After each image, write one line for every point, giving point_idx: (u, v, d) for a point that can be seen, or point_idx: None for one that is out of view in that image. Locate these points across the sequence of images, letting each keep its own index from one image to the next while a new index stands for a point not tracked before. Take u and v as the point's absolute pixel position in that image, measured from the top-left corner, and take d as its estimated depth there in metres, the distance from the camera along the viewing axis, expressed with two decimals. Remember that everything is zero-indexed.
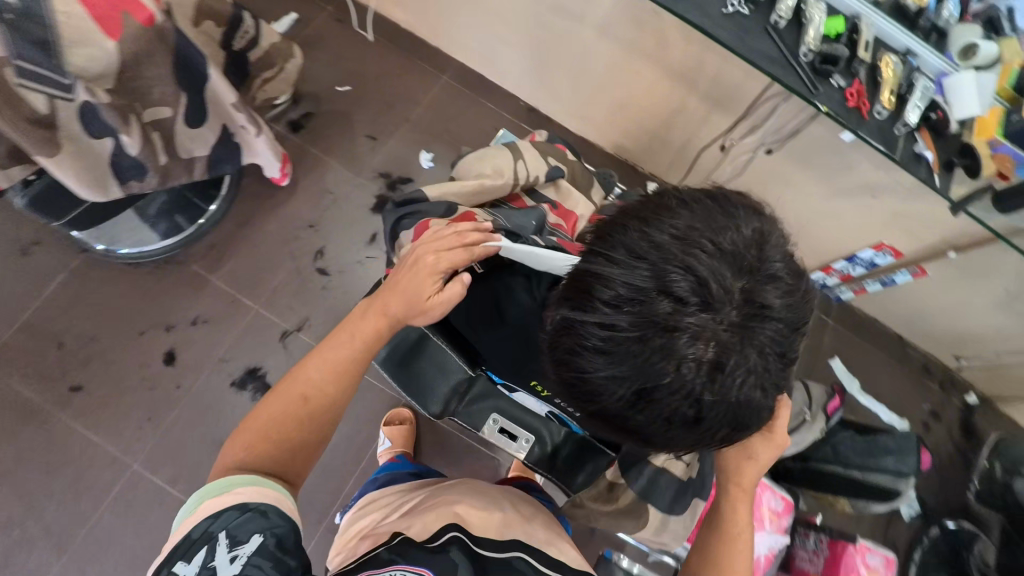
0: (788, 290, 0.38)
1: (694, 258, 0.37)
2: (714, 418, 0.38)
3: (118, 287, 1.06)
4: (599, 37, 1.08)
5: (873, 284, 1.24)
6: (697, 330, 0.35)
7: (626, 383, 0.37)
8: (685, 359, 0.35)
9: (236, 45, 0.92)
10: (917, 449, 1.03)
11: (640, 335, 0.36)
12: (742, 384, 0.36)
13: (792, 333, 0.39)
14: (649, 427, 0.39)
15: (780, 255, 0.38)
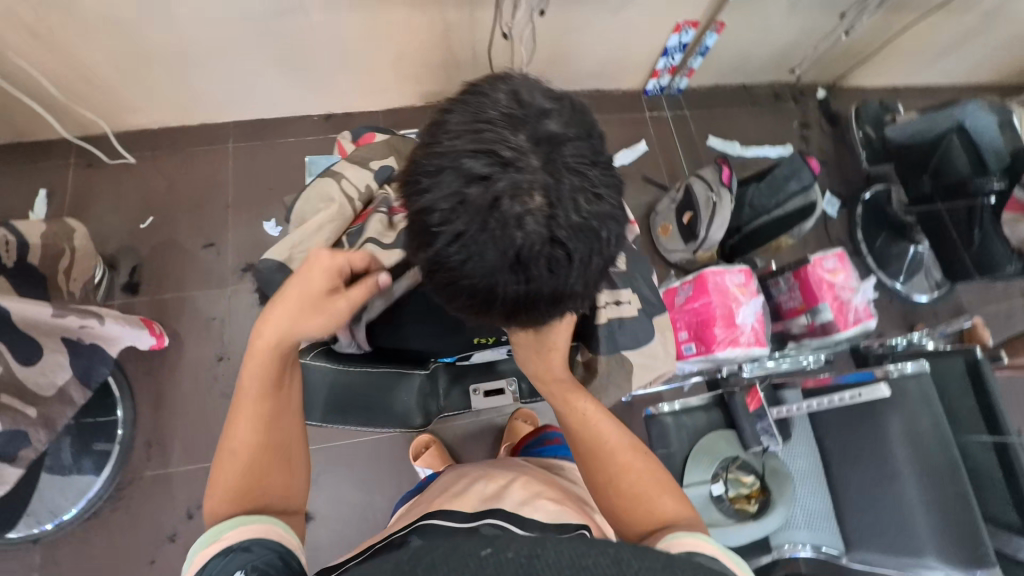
0: (561, 114, 0.39)
1: (473, 142, 0.37)
2: (584, 249, 0.39)
3: (94, 543, 0.99)
4: (333, 20, 1.03)
5: (695, 60, 1.32)
6: (511, 188, 0.36)
7: (498, 269, 0.38)
8: (521, 216, 0.36)
9: (8, 261, 0.85)
10: (806, 160, 1.12)
11: (477, 225, 0.37)
12: (579, 204, 0.37)
13: (592, 144, 0.39)
14: (547, 292, 0.40)
15: (538, 96, 0.39)
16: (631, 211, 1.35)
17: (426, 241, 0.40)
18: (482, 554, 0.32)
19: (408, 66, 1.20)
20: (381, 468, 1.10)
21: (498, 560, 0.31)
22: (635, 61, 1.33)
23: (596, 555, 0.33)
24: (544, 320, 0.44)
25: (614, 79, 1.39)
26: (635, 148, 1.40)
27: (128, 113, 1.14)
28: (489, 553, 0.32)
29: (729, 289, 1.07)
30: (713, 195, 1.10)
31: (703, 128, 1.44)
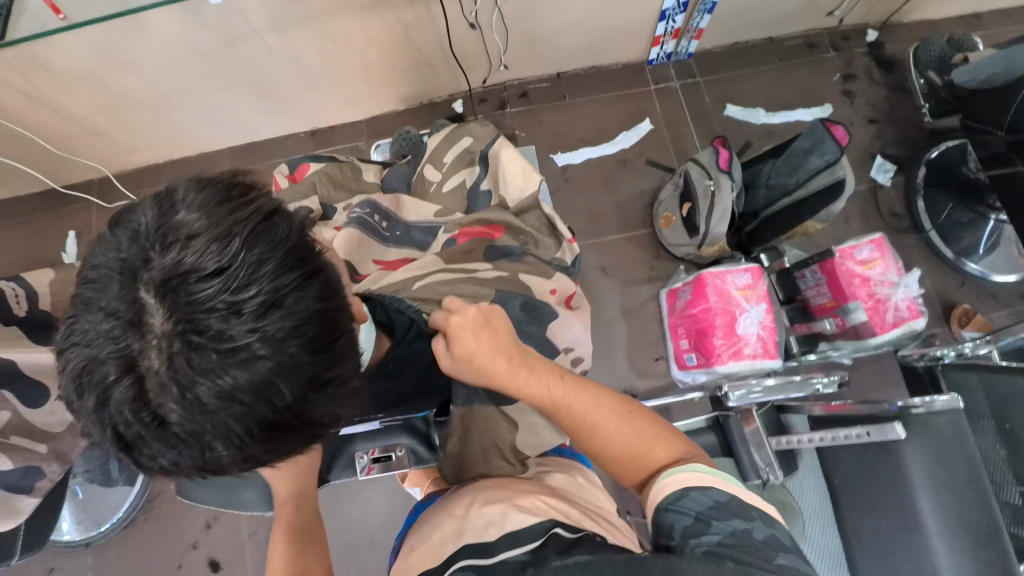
0: (196, 259, 0.34)
1: (94, 288, 0.35)
2: (210, 417, 0.34)
3: (133, 547, 1.12)
4: (286, 40, 1.00)
5: (701, 18, 1.14)
6: (114, 358, 0.33)
7: (117, 429, 0.36)
8: (118, 382, 0.34)
9: (19, 312, 0.93)
10: (830, 129, 0.93)
11: (90, 383, 0.35)
12: (181, 376, 0.33)
13: (231, 294, 0.34)
14: (202, 457, 0.37)
15: (181, 234, 0.35)
16: (632, 202, 1.22)
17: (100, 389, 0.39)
18: None
19: (377, 73, 1.16)
20: (375, 483, 1.13)
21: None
22: (629, 29, 1.17)
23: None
24: (247, 470, 0.41)
25: (609, 52, 1.24)
26: (636, 128, 1.25)
27: (130, 152, 1.22)
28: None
29: (730, 294, 0.93)
30: (710, 183, 0.95)
31: (719, 96, 1.25)
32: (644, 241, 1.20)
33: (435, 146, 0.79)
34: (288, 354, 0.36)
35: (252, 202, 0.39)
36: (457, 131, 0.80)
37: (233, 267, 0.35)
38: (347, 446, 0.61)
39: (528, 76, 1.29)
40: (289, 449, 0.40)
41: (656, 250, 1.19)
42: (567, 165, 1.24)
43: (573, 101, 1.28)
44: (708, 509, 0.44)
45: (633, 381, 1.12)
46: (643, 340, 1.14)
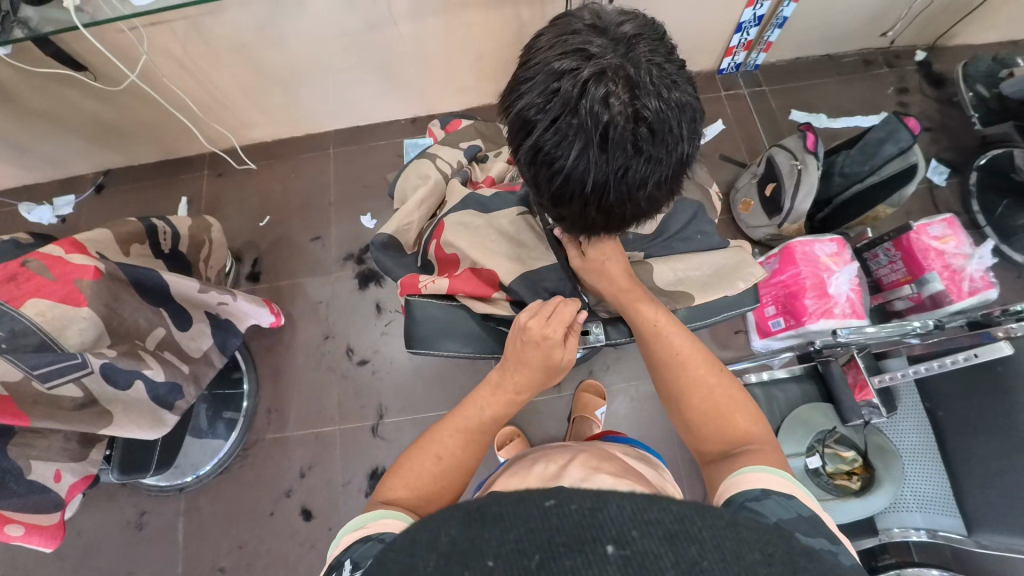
0: (640, 21, 0.40)
1: (561, 42, 0.39)
2: (671, 130, 0.38)
3: (227, 495, 1.14)
4: (419, 27, 1.12)
5: (773, 32, 1.29)
6: (600, 74, 0.37)
7: (589, 151, 0.38)
8: (609, 97, 0.37)
9: (165, 248, 1.00)
10: (903, 119, 1.04)
11: (569, 112, 0.37)
12: (660, 89, 0.37)
13: (667, 47, 0.40)
14: (632, 182, 0.40)
15: (617, 8, 0.40)
16: None
17: (522, 137, 0.41)
18: (546, 505, 0.28)
19: (485, 65, 1.29)
20: None
21: (560, 511, 0.27)
22: (708, 39, 1.32)
23: (661, 510, 0.27)
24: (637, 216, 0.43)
25: (686, 61, 1.39)
26: (711, 127, 1.38)
27: (249, 127, 1.33)
28: (550, 502, 0.28)
29: (819, 259, 1.02)
30: (797, 163, 1.06)
31: (785, 102, 1.38)
32: (721, 226, 1.30)
33: None
34: (696, 102, 0.41)
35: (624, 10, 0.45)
36: None
37: (659, 33, 0.40)
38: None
39: None
40: (660, 204, 0.44)
41: (732, 234, 1.29)
42: None
43: None
44: (791, 520, 0.41)
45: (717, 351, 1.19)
46: None
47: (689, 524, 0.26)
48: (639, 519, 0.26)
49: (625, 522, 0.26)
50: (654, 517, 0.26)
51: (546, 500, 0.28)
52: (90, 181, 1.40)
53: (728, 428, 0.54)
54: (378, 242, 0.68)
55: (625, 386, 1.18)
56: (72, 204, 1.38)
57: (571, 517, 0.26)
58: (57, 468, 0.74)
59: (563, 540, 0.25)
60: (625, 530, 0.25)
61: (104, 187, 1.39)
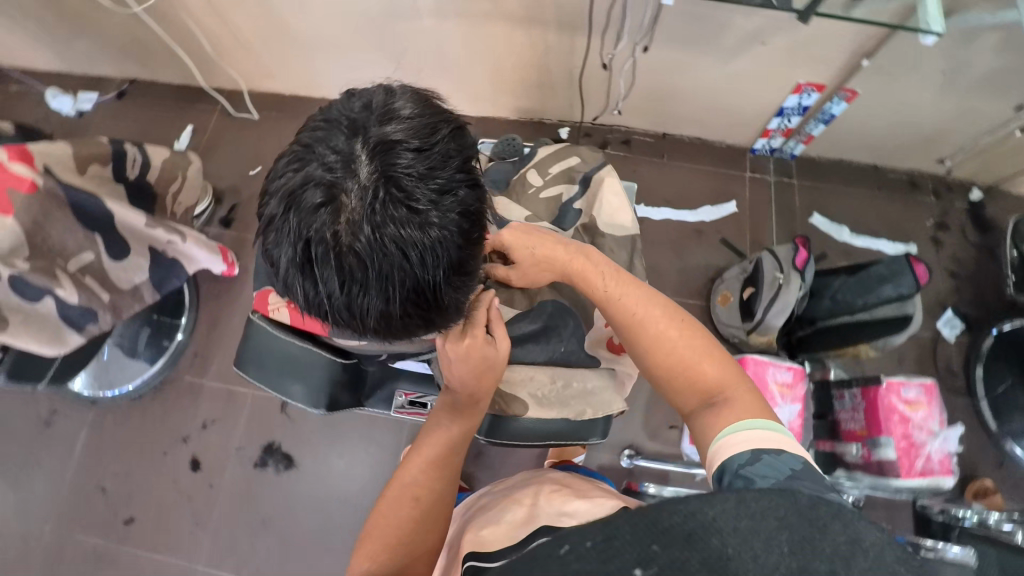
0: (413, 133, 0.36)
1: (315, 133, 0.36)
2: (388, 265, 0.35)
3: (132, 421, 1.17)
4: (440, 24, 1.08)
5: (816, 126, 1.18)
6: (322, 186, 0.34)
7: (296, 259, 0.36)
8: (319, 211, 0.34)
9: (130, 175, 1.02)
10: (912, 263, 0.93)
11: (287, 213, 0.36)
12: (382, 219, 0.34)
13: (436, 169, 0.36)
14: (346, 303, 0.37)
15: (403, 110, 0.37)
16: (695, 271, 1.24)
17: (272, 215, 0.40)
18: (559, 550, 0.29)
19: (505, 79, 1.24)
20: (368, 444, 1.15)
21: (576, 554, 0.28)
22: (744, 114, 1.22)
23: (669, 515, 0.29)
24: (371, 333, 0.41)
25: (717, 129, 1.29)
26: (722, 206, 1.29)
27: (266, 78, 1.34)
28: (567, 550, 0.28)
29: (767, 385, 0.93)
30: (780, 276, 0.97)
31: (809, 203, 1.27)
32: (695, 312, 1.21)
33: (544, 157, 0.83)
34: (455, 235, 0.37)
35: (450, 108, 0.41)
36: (567, 149, 0.85)
37: (433, 150, 0.36)
38: (392, 381, 0.66)
39: (636, 127, 1.35)
40: (406, 328, 0.41)
41: (704, 323, 1.20)
42: (645, 218, 1.29)
43: (670, 162, 1.33)
44: (788, 477, 0.43)
45: (643, 440, 1.12)
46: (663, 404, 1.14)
47: (701, 517, 0.29)
48: (656, 532, 0.28)
49: (648, 540, 0.28)
50: (670, 526, 0.29)
51: (558, 547, 0.29)
52: (114, 86, 1.44)
53: (694, 380, 0.55)
54: None
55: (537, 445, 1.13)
56: (92, 103, 1.43)
57: (591, 552, 0.28)
58: None
59: None
60: (645, 549, 0.28)
61: (125, 95, 1.43)
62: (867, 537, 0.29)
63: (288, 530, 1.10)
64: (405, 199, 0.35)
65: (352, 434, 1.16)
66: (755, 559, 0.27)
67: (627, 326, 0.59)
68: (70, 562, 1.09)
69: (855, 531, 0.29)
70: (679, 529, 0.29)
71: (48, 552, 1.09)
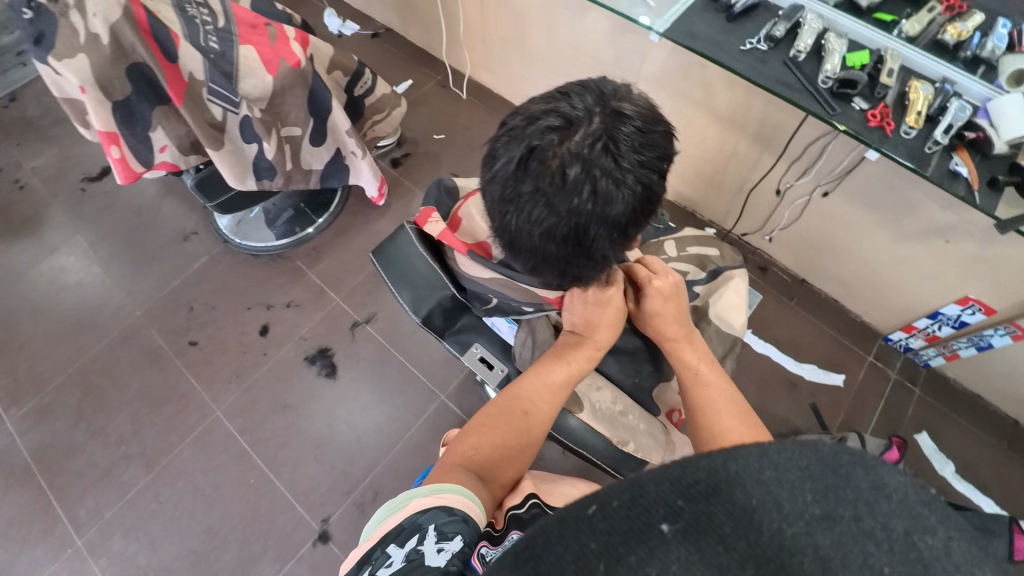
0: (641, 115, 0.43)
1: (569, 83, 0.44)
2: (580, 196, 0.41)
3: (240, 271, 1.35)
4: (650, 92, 1.20)
5: (965, 346, 1.10)
6: (561, 118, 0.41)
7: (511, 162, 0.42)
8: (550, 134, 0.41)
9: (356, 91, 1.23)
10: (1011, 529, 0.85)
11: (521, 126, 0.42)
12: (594, 160, 0.40)
13: (647, 150, 0.42)
14: (525, 215, 0.43)
15: (638, 98, 0.44)
16: (769, 418, 1.18)
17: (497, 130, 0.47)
18: (582, 512, 0.18)
19: (679, 162, 1.32)
20: (399, 395, 1.22)
21: (604, 517, 0.17)
22: (892, 300, 1.18)
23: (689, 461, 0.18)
24: (525, 251, 0.46)
25: (857, 301, 1.25)
26: (827, 374, 1.22)
27: (488, 72, 1.54)
28: (594, 509, 0.18)
29: None
30: None
31: (923, 418, 1.17)
32: None
33: (687, 236, 0.87)
34: (634, 203, 0.43)
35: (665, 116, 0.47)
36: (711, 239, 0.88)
37: (650, 132, 0.43)
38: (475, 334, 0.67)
39: (778, 260, 1.34)
40: (551, 261, 0.46)
41: None
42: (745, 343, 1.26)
43: (795, 308, 1.30)
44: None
45: None
46: None
47: (718, 464, 0.18)
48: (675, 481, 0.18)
49: (668, 491, 0.18)
50: (693, 477, 0.18)
51: (582, 507, 0.18)
52: (375, 27, 1.73)
53: None
54: None
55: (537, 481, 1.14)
56: (352, 32, 1.73)
57: (617, 517, 0.17)
58: (166, 144, 0.95)
59: (619, 543, 0.17)
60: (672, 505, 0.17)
61: (378, 37, 1.72)
62: (896, 474, 0.18)
63: (296, 426, 1.18)
64: (616, 157, 0.41)
65: (391, 379, 1.23)
66: (783, 513, 0.17)
67: (702, 413, 0.60)
68: (135, 348, 1.25)
69: (881, 473, 0.18)
70: (702, 482, 0.18)
71: (126, 331, 1.27)
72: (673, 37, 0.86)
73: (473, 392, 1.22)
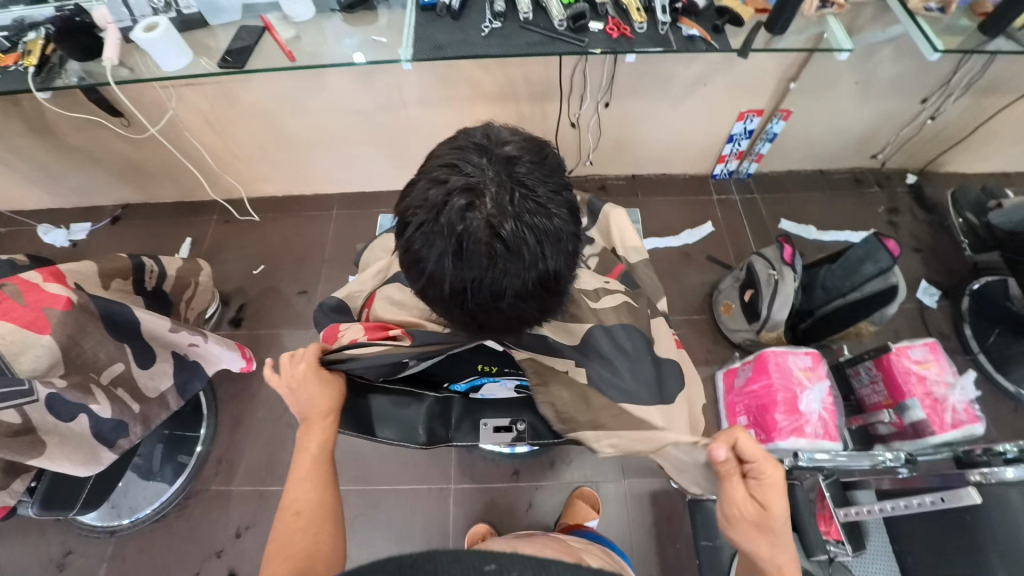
0: (526, 148, 0.44)
1: (446, 155, 0.44)
2: (529, 248, 0.41)
3: (156, 545, 1.09)
4: (424, 109, 1.23)
5: (763, 146, 1.36)
6: (468, 192, 0.41)
7: (447, 255, 0.41)
8: (469, 210, 0.41)
9: (148, 285, 1.05)
10: (882, 240, 1.05)
11: (434, 218, 0.42)
12: (520, 210, 0.41)
13: (549, 174, 0.44)
14: (488, 293, 0.42)
15: (511, 133, 0.45)
16: (693, 289, 1.33)
17: (404, 231, 0.45)
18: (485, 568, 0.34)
19: None
20: (415, 521, 1.11)
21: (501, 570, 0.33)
22: (699, 148, 1.39)
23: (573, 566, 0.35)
24: (502, 320, 0.45)
25: (678, 165, 1.46)
26: (699, 229, 1.41)
27: (263, 182, 1.44)
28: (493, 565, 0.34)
29: (792, 372, 0.99)
30: (774, 273, 1.07)
31: (775, 212, 1.42)
32: (703, 325, 1.29)
33: None
34: (571, 222, 0.44)
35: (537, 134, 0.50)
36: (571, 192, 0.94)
37: (545, 157, 0.45)
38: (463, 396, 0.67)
39: (607, 173, 1.49)
40: (529, 315, 0.46)
41: (714, 335, 1.27)
42: None
43: (644, 198, 1.46)
44: None
45: None
46: None
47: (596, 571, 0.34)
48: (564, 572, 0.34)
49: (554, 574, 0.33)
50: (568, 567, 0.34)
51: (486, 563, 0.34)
52: (109, 213, 1.50)
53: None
54: (330, 308, 0.72)
55: (583, 483, 1.14)
56: (86, 231, 1.47)
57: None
58: None
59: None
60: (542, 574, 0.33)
61: (119, 219, 1.48)
62: None
63: None
64: (534, 197, 0.42)
65: (397, 509, 1.12)
66: None
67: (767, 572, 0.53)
68: None
69: None
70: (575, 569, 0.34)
71: None
72: (422, 57, 0.88)
73: (476, 460, 1.17)
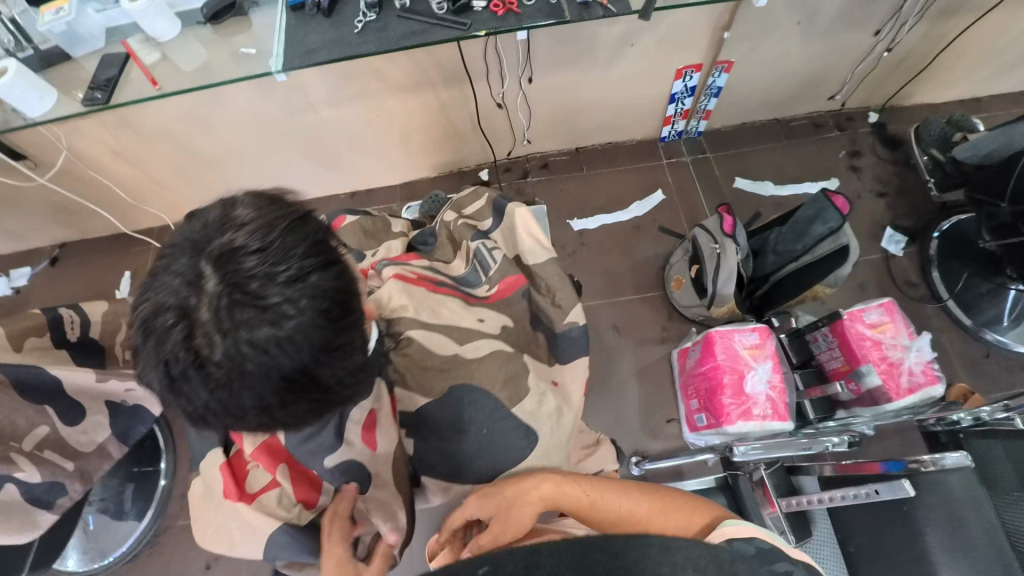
0: (244, 242, 0.40)
1: (164, 262, 0.41)
2: (247, 363, 0.38)
3: None
4: (336, 110, 1.16)
5: (708, 101, 1.26)
6: (172, 312, 0.38)
7: (169, 376, 0.40)
8: (174, 333, 0.38)
9: (72, 337, 1.01)
10: (830, 197, 0.97)
11: (149, 340, 0.40)
12: (226, 325, 0.37)
13: (270, 267, 0.39)
14: (225, 410, 0.40)
15: (234, 222, 0.41)
16: (645, 264, 1.27)
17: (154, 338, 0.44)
18: None
19: (414, 143, 1.31)
20: None
21: None
22: (642, 111, 1.30)
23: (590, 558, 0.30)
24: (265, 426, 0.43)
25: (623, 132, 1.36)
26: (650, 198, 1.33)
27: (193, 204, 1.39)
28: None
29: (738, 352, 0.94)
30: (717, 246, 1.00)
31: (729, 169, 1.33)
32: (658, 302, 1.23)
33: (464, 198, 0.84)
34: (312, 319, 0.39)
35: (296, 198, 0.44)
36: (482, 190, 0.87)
37: (272, 247, 0.40)
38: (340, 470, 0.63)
39: (549, 149, 1.40)
40: (300, 416, 0.43)
41: (669, 310, 1.22)
42: (583, 230, 1.31)
43: (591, 172, 1.38)
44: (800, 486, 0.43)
45: (646, 443, 1.11)
46: (654, 402, 1.14)
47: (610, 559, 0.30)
48: None
49: None
50: None
51: None
52: (47, 254, 1.46)
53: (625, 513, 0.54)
54: None
55: None
56: (27, 276, 1.43)
57: None
58: None
59: None
60: None
61: (57, 260, 1.44)
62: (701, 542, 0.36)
63: None
64: (252, 301, 0.38)
65: None
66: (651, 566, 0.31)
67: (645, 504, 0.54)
68: None
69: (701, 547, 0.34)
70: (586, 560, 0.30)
71: None
72: (293, 65, 0.80)
73: None
